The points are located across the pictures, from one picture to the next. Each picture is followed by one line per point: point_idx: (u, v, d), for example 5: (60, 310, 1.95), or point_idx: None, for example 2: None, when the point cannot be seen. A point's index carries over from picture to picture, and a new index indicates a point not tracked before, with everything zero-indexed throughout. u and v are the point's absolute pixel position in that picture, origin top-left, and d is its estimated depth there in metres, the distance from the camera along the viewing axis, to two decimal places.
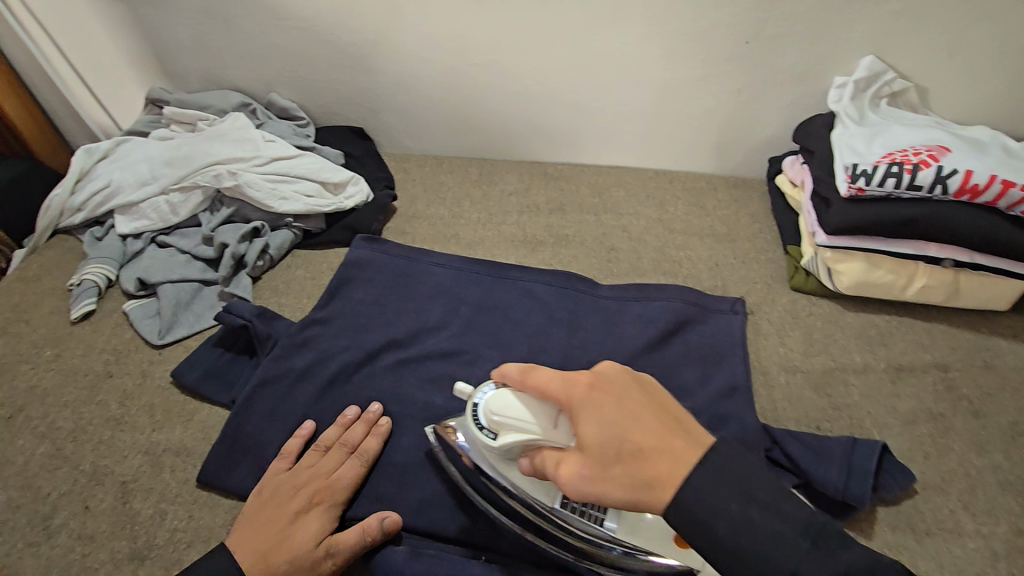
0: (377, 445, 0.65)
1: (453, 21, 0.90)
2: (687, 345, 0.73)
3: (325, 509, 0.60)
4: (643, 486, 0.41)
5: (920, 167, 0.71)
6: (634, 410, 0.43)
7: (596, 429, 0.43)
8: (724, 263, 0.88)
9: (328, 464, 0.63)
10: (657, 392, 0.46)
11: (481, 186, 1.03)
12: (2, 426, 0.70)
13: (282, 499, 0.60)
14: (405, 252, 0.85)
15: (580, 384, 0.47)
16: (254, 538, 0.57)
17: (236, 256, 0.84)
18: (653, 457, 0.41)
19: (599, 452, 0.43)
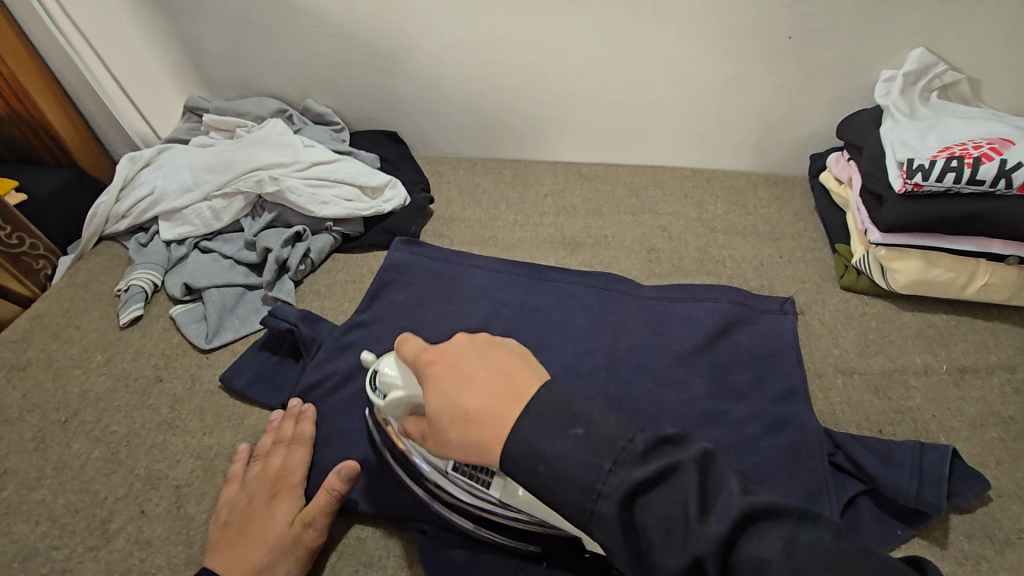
0: (310, 425, 0.67)
1: (489, 25, 0.90)
2: (738, 346, 0.71)
3: (285, 497, 0.60)
4: (478, 451, 0.41)
5: (983, 161, 0.68)
6: (465, 375, 0.43)
7: (432, 397, 0.44)
8: (769, 262, 0.86)
9: (274, 458, 0.64)
10: (504, 353, 0.45)
11: (516, 187, 1.02)
12: (58, 431, 0.71)
13: (241, 504, 0.60)
14: (444, 254, 0.85)
15: (427, 355, 0.46)
16: (227, 549, 0.56)
17: (280, 260, 0.84)
18: (477, 421, 0.41)
19: (435, 419, 0.44)
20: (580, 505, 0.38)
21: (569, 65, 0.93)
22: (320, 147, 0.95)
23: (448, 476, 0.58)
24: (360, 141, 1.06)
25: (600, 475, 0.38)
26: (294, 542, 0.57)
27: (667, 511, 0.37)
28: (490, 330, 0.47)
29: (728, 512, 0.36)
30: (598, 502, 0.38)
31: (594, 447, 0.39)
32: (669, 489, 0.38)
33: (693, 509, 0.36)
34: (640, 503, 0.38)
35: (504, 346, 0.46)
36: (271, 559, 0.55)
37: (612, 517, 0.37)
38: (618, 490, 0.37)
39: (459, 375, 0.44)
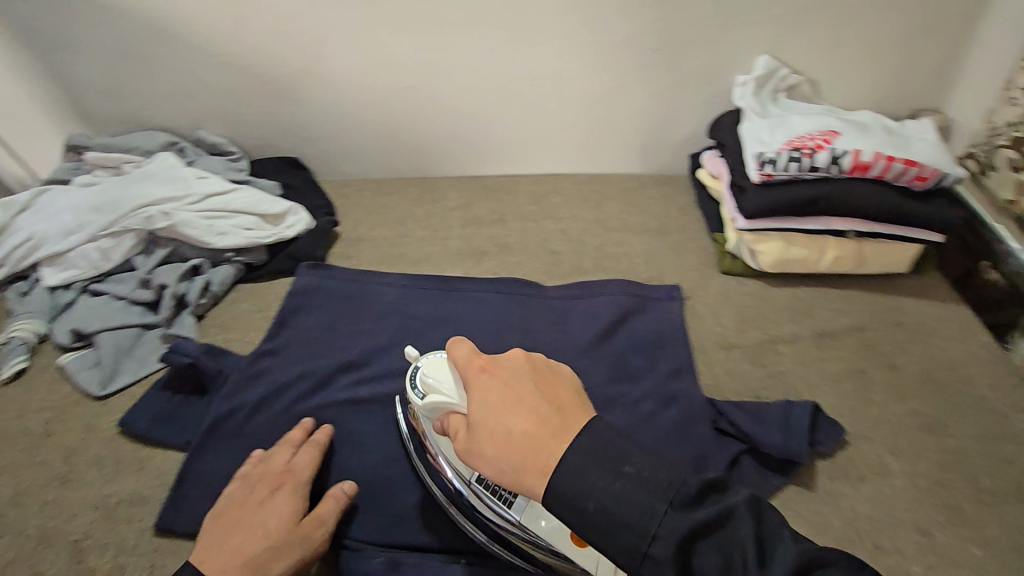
0: (323, 434, 0.66)
1: (379, 48, 0.93)
2: (632, 337, 0.78)
3: (290, 493, 0.60)
4: (517, 472, 0.44)
5: (817, 151, 0.78)
6: (516, 396, 0.47)
7: (478, 407, 0.48)
8: (659, 254, 0.94)
9: (275, 458, 0.63)
10: (558, 385, 0.49)
11: (422, 205, 1.04)
12: None
13: (245, 498, 0.59)
14: (352, 275, 0.86)
15: (480, 369, 0.50)
16: (230, 541, 0.55)
17: (177, 295, 0.83)
18: (519, 441, 0.45)
19: (476, 429, 0.47)
20: (632, 549, 0.40)
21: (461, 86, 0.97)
22: (214, 177, 0.93)
23: (471, 486, 0.58)
24: (260, 169, 1.05)
25: (655, 519, 0.40)
26: (298, 542, 0.56)
27: (720, 554, 0.39)
28: (546, 360, 0.51)
29: (784, 559, 0.38)
30: (652, 544, 0.40)
31: (647, 492, 0.41)
32: (721, 533, 0.40)
33: (753, 556, 0.39)
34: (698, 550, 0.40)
35: (559, 378, 0.50)
36: (277, 554, 0.55)
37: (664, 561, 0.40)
38: (675, 534, 0.40)
39: (512, 396, 0.47)
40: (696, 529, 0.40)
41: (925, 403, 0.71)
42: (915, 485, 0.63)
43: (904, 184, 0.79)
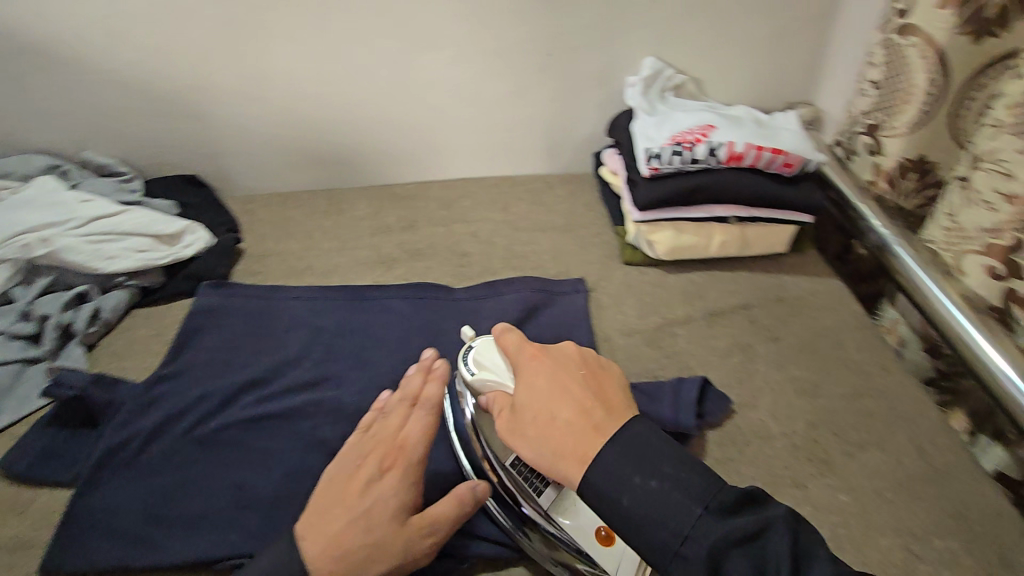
0: (438, 389, 0.63)
1: (273, 60, 0.92)
2: (537, 331, 0.80)
3: (399, 475, 0.57)
4: (554, 457, 0.48)
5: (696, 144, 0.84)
6: (564, 386, 0.51)
7: (527, 392, 0.52)
8: (565, 250, 0.97)
9: (393, 426, 0.61)
10: (606, 380, 0.53)
11: (332, 215, 1.03)
12: None
13: (353, 473, 0.58)
14: (255, 292, 0.84)
15: (533, 356, 0.55)
16: (328, 524, 0.54)
17: (63, 325, 0.79)
18: (563, 428, 0.49)
19: (522, 413, 0.51)
20: (664, 546, 0.43)
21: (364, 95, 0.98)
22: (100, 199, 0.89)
23: (506, 472, 0.61)
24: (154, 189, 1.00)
25: (691, 519, 0.43)
26: (403, 540, 0.54)
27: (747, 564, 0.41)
28: (595, 357, 0.56)
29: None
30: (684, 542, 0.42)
31: (684, 495, 0.44)
32: (757, 541, 0.42)
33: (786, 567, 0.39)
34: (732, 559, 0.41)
35: (604, 373, 0.54)
36: (375, 556, 0.53)
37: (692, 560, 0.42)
38: (707, 536, 0.42)
39: (558, 384, 0.52)
40: (731, 537, 0.41)
41: (802, 369, 0.78)
42: (793, 443, 0.69)
43: (775, 172, 0.86)
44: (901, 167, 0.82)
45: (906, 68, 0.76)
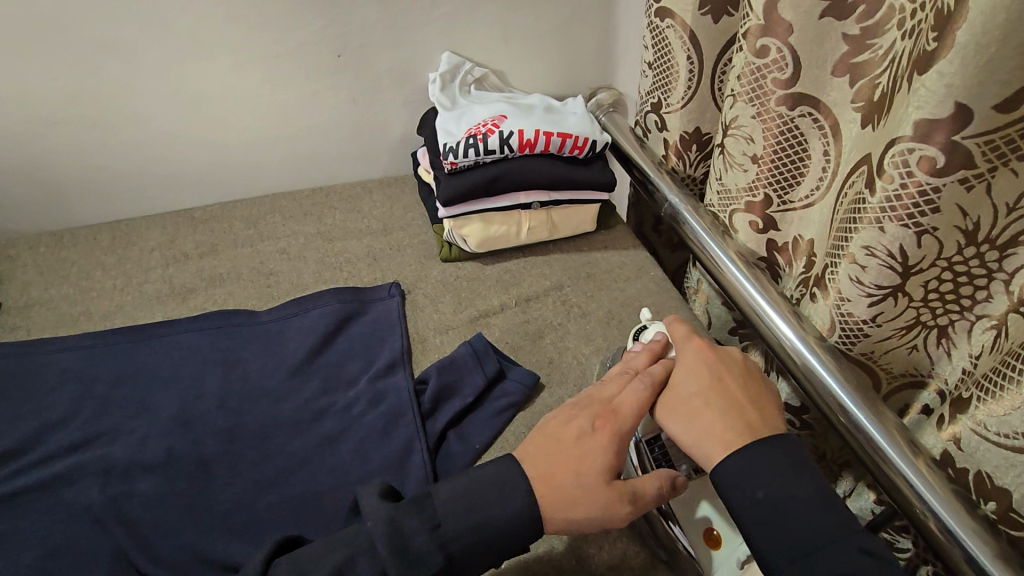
0: (713, 376, 0.58)
1: (349, 48, 0.97)
2: (546, 345, 0.82)
3: (607, 436, 0.55)
4: (703, 437, 0.54)
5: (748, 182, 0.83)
6: (722, 386, 0.57)
7: (692, 381, 0.58)
8: (597, 258, 0.97)
9: (609, 390, 0.59)
10: (759, 398, 0.57)
11: (389, 193, 1.10)
12: None
13: (566, 419, 0.57)
14: (306, 270, 0.93)
15: (700, 346, 0.61)
16: (541, 454, 0.55)
17: (143, 274, 0.91)
18: (747, 421, 0.54)
19: (687, 394, 0.57)
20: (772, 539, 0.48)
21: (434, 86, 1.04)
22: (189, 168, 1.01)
23: None
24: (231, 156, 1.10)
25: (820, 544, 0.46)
26: (601, 499, 0.52)
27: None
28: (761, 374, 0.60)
29: None
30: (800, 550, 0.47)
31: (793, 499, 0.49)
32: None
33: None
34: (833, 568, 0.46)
35: (759, 393, 0.58)
36: (580, 506, 0.52)
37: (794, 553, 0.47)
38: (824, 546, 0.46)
39: (713, 374, 0.58)
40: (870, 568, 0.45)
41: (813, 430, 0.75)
42: None
43: None
44: (793, 243, 0.83)
45: (802, 141, 0.74)
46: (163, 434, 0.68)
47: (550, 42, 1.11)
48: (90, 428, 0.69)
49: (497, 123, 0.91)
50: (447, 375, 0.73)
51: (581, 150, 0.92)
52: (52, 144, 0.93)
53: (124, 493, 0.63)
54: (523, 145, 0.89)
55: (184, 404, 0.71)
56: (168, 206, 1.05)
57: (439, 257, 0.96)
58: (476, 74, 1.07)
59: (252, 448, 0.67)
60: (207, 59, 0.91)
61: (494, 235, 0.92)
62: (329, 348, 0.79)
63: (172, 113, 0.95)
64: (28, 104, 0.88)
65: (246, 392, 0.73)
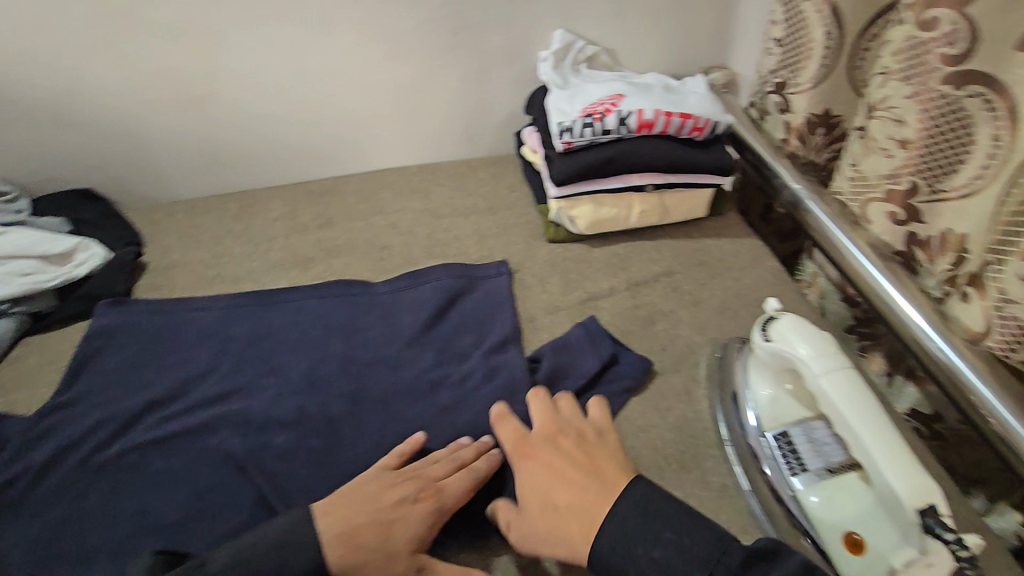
0: (557, 462, 0.58)
1: (468, 27, 0.98)
2: (658, 332, 0.80)
3: (423, 511, 0.57)
4: (560, 539, 0.52)
5: (898, 164, 0.75)
6: (557, 477, 0.56)
7: (531, 487, 0.57)
8: (709, 246, 0.94)
9: (438, 470, 0.61)
10: (572, 474, 0.56)
11: (493, 173, 1.11)
12: (40, 370, 0.78)
13: (387, 484, 0.58)
14: (416, 247, 0.95)
15: (525, 453, 0.60)
16: (351, 513, 0.55)
17: (267, 243, 0.97)
18: (567, 514, 0.53)
19: (529, 502, 0.56)
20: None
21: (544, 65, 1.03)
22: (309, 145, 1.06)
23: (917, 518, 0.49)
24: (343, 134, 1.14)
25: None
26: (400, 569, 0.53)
27: None
28: (592, 444, 0.60)
29: None
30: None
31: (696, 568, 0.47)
32: None
33: None
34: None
35: (579, 470, 0.56)
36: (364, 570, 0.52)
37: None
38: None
39: (550, 470, 0.57)
40: None
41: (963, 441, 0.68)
42: None
43: None
44: (941, 237, 0.73)
45: (968, 123, 0.65)
46: (292, 393, 0.72)
47: (665, 19, 1.07)
48: (228, 382, 0.74)
49: (615, 102, 0.89)
50: (561, 356, 0.74)
51: (700, 132, 0.88)
52: (189, 118, 0.98)
53: (260, 445, 0.67)
54: (642, 125, 0.86)
55: (311, 366, 0.75)
56: (286, 179, 1.10)
57: (545, 238, 0.96)
58: (587, 54, 1.05)
59: (373, 413, 0.70)
60: (331, 37, 0.95)
61: (604, 217, 0.91)
62: (442, 321, 0.81)
63: (298, 91, 0.99)
64: (174, 78, 0.94)
65: (366, 359, 0.76)
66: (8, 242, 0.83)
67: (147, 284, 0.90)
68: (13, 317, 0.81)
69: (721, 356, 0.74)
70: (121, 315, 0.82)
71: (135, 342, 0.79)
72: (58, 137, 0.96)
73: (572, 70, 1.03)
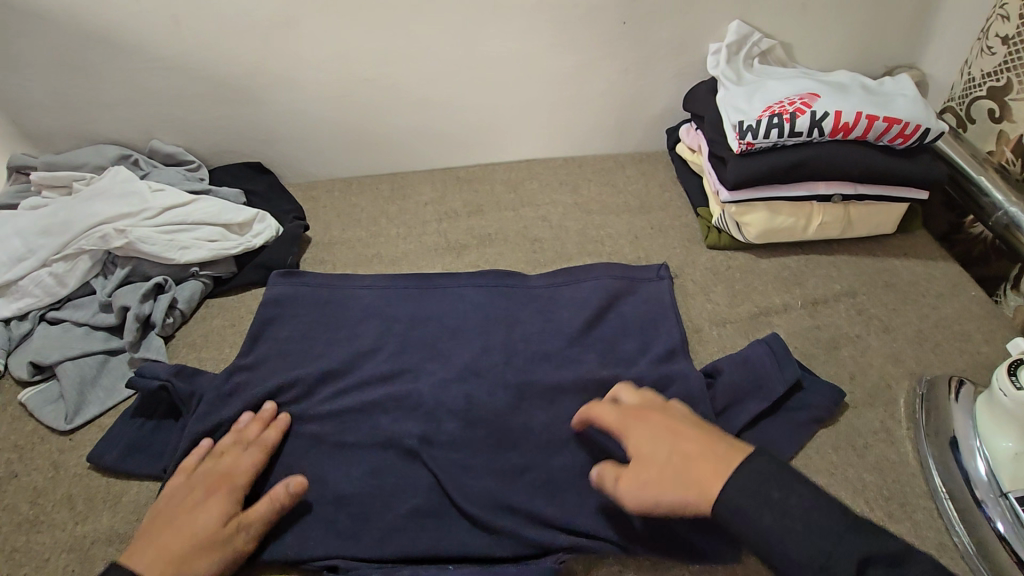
0: (667, 423, 0.56)
1: (640, 17, 0.93)
2: (842, 358, 0.73)
3: (218, 497, 0.59)
4: (688, 485, 0.50)
5: None
6: (675, 434, 0.54)
7: (648, 448, 0.54)
8: (897, 265, 0.84)
9: (225, 462, 0.64)
10: (688, 432, 0.54)
11: (643, 169, 1.06)
12: (226, 333, 0.84)
13: (176, 501, 0.60)
14: (566, 246, 0.94)
15: (635, 420, 0.58)
16: (158, 533, 0.56)
17: (422, 226, 0.99)
18: (695, 461, 0.51)
19: (650, 461, 0.54)
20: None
21: (716, 58, 0.96)
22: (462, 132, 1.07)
23: None
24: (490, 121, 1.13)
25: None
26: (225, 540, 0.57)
27: None
28: (694, 415, 0.58)
29: None
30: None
31: (836, 519, 0.45)
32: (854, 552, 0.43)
33: None
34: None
35: (696, 429, 0.55)
36: (195, 561, 0.55)
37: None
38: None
39: (668, 429, 0.55)
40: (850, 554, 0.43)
41: None
42: None
43: None
44: None
45: None
46: (459, 380, 0.72)
47: (858, 10, 0.96)
48: (394, 362, 0.75)
49: (807, 101, 0.81)
50: (744, 376, 0.68)
51: (905, 139, 0.79)
52: (355, 100, 1.01)
53: (432, 430, 0.68)
54: (838, 129, 0.79)
55: (475, 355, 0.75)
56: (434, 163, 1.11)
57: (704, 243, 0.90)
58: (763, 47, 0.97)
59: (541, 409, 0.70)
60: (501, 23, 0.93)
61: (779, 227, 0.84)
62: (602, 319, 0.78)
63: (460, 76, 0.99)
64: (347, 61, 0.96)
65: (528, 353, 0.75)
66: (199, 209, 0.89)
67: (312, 259, 0.95)
68: (200, 280, 0.87)
69: (927, 394, 0.69)
70: (292, 285, 0.85)
71: (306, 314, 0.82)
72: (238, 113, 1.01)
73: (746, 64, 0.96)
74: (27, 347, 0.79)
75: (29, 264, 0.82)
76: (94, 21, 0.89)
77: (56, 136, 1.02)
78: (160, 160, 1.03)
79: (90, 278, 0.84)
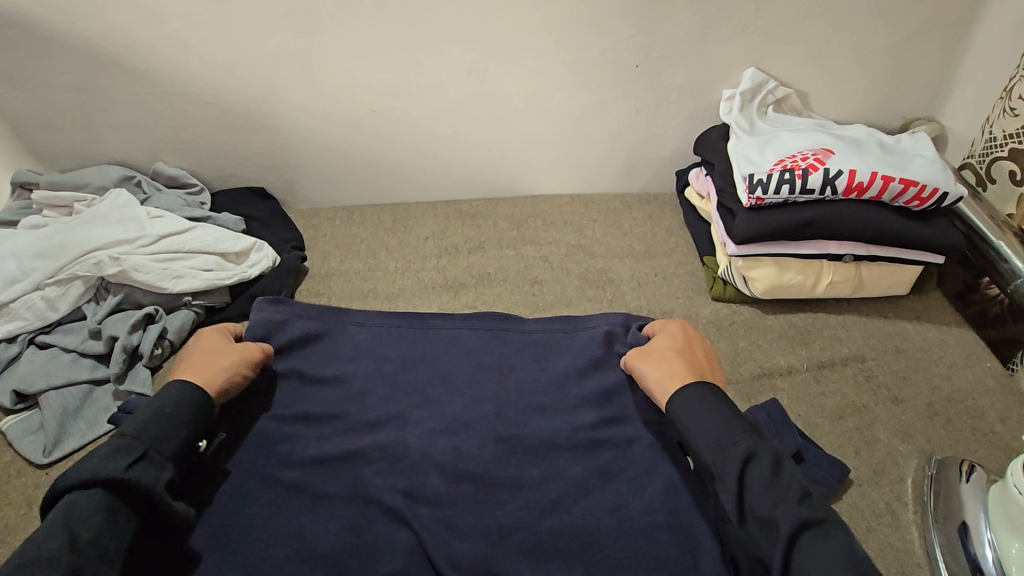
0: (689, 343, 0.71)
1: (653, 60, 0.92)
2: (847, 430, 0.70)
3: (222, 343, 0.73)
4: (664, 371, 0.67)
5: None
6: (689, 350, 0.69)
7: (665, 342, 0.70)
8: (908, 330, 0.81)
9: (221, 329, 0.76)
10: (698, 357, 0.69)
11: (650, 211, 1.04)
12: None
13: (191, 350, 0.73)
14: (565, 290, 0.92)
15: (675, 327, 0.72)
16: (181, 367, 0.70)
17: (421, 261, 0.97)
18: (684, 368, 0.66)
19: (659, 349, 0.70)
20: (728, 486, 0.55)
21: (729, 104, 0.95)
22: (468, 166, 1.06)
23: None
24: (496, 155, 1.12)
25: (776, 509, 0.52)
26: (231, 366, 0.70)
27: (763, 486, 0.54)
28: (712, 355, 0.72)
29: None
30: (740, 496, 0.54)
31: (739, 425, 0.58)
32: (738, 444, 0.57)
33: (797, 493, 0.53)
34: (798, 541, 0.50)
35: (702, 359, 0.69)
36: (214, 375, 0.68)
37: (732, 495, 0.55)
38: (784, 522, 0.51)
39: (688, 347, 0.70)
40: (731, 439, 0.57)
41: None
42: None
43: None
44: None
45: None
46: (447, 431, 0.70)
47: (876, 63, 0.94)
48: (382, 407, 0.73)
49: (821, 157, 0.78)
50: None
51: (922, 202, 0.77)
52: (361, 131, 1.00)
53: (416, 486, 0.66)
54: (852, 187, 0.76)
55: (465, 406, 0.72)
56: (437, 195, 1.10)
57: (709, 294, 0.88)
58: (778, 95, 0.95)
59: (530, 468, 0.67)
60: (512, 61, 0.91)
61: (786, 283, 0.81)
62: (599, 372, 0.75)
63: (468, 111, 0.98)
64: (356, 93, 0.95)
65: (521, 406, 0.72)
66: (197, 237, 0.88)
67: (308, 291, 0.94)
68: (192, 309, 0.85)
69: (937, 474, 0.65)
70: (278, 312, 0.79)
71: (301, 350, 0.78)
72: (242, 138, 1.01)
73: (759, 113, 0.94)
74: (14, 372, 0.78)
75: (21, 287, 0.81)
76: (102, 44, 0.88)
77: (61, 154, 1.02)
78: (162, 182, 1.02)
79: (82, 303, 0.83)
